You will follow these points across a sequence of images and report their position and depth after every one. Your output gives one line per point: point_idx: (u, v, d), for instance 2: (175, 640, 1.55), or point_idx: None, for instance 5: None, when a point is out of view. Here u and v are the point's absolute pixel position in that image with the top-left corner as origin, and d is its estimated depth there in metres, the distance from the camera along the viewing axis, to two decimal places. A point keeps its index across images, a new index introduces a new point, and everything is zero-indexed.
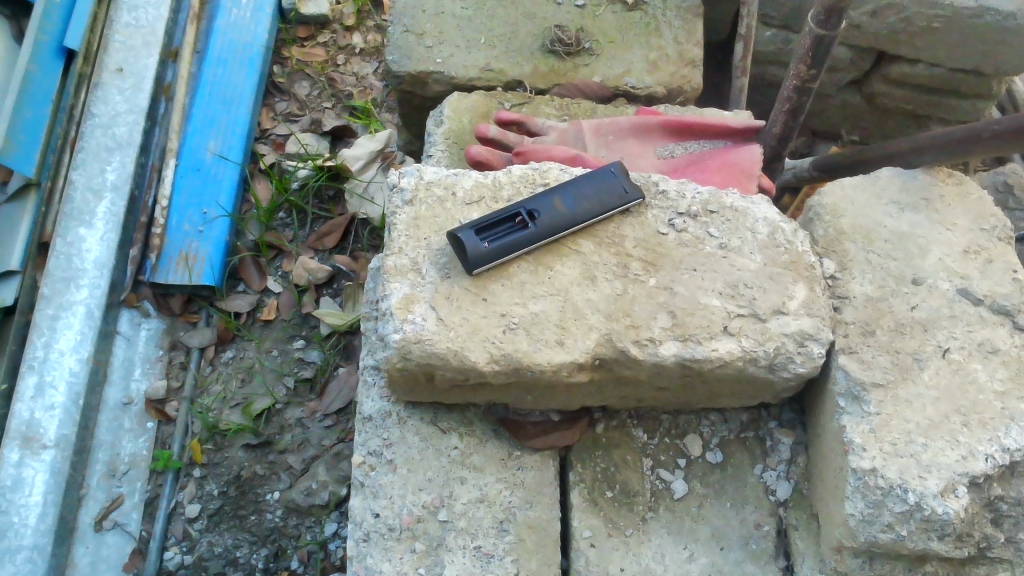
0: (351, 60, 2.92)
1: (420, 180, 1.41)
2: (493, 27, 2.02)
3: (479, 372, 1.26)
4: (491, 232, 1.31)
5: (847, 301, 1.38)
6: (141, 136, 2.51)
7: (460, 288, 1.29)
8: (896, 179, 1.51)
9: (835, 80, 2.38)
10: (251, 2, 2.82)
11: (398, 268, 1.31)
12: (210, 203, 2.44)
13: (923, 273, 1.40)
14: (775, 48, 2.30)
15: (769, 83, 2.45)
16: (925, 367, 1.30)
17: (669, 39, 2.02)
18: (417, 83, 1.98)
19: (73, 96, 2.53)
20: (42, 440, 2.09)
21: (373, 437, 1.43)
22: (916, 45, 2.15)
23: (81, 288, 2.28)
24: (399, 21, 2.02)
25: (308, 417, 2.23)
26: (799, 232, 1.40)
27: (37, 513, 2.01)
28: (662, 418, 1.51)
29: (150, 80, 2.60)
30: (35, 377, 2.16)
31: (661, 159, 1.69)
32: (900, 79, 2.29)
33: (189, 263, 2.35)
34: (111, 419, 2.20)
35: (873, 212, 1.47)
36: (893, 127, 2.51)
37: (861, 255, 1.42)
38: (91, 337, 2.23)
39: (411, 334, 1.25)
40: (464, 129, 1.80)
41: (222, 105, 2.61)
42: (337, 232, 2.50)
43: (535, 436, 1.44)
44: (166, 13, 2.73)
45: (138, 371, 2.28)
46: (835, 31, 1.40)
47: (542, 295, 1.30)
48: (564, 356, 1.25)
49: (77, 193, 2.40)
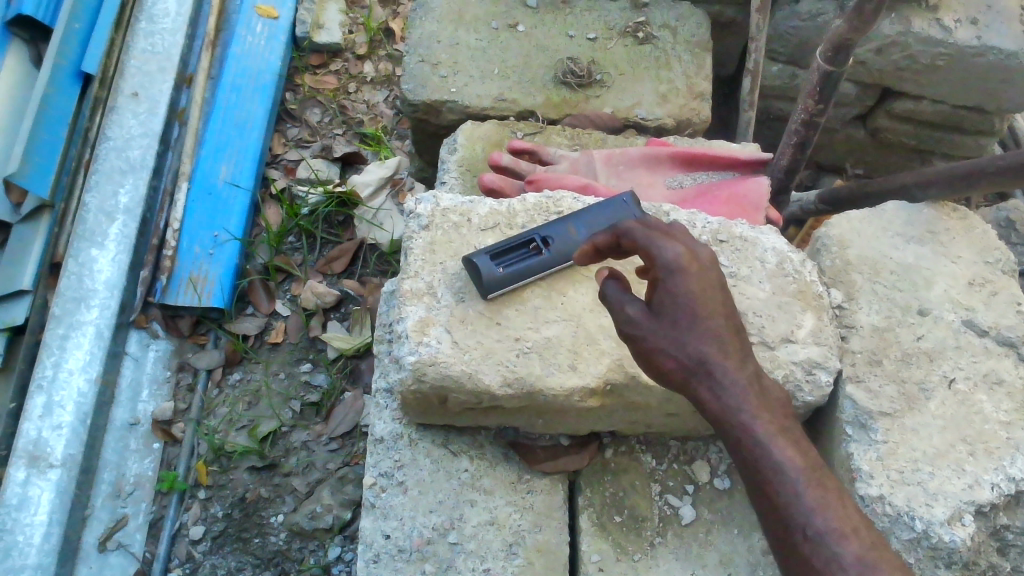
0: (362, 88, 2.95)
1: (436, 206, 1.43)
2: (506, 59, 2.05)
3: (492, 395, 1.28)
4: (507, 258, 1.33)
5: (854, 331, 1.40)
6: (154, 159, 2.55)
7: (475, 312, 1.32)
8: (901, 212, 1.54)
9: (840, 115, 2.42)
10: (265, 30, 2.88)
11: (415, 291, 1.33)
12: (221, 227, 2.48)
13: (929, 304, 1.42)
14: (782, 83, 2.29)
15: (775, 117, 2.47)
16: (932, 397, 1.32)
17: (678, 72, 2.04)
18: (431, 111, 2.01)
19: (88, 119, 2.58)
20: (49, 459, 2.12)
21: (384, 459, 1.45)
22: (920, 82, 2.18)
23: (92, 308, 2.32)
24: (414, 51, 2.05)
25: (313, 440, 2.25)
26: (806, 262, 1.43)
27: (41, 532, 2.03)
28: (671, 444, 1.53)
29: (164, 104, 2.65)
30: (43, 397, 2.19)
31: (670, 190, 1.74)
32: (904, 114, 2.32)
33: (198, 286, 2.38)
34: (118, 439, 2.21)
35: (879, 244, 1.50)
36: (897, 163, 2.54)
37: (868, 285, 1.45)
38: (100, 357, 2.26)
39: (426, 356, 1.27)
40: (478, 158, 1.84)
41: (234, 130, 2.65)
42: (346, 257, 2.54)
43: (545, 460, 1.46)
44: (181, 40, 2.79)
45: (145, 393, 2.29)
46: (842, 67, 1.44)
47: (555, 320, 1.33)
48: (576, 380, 1.28)
49: (89, 215, 2.45)
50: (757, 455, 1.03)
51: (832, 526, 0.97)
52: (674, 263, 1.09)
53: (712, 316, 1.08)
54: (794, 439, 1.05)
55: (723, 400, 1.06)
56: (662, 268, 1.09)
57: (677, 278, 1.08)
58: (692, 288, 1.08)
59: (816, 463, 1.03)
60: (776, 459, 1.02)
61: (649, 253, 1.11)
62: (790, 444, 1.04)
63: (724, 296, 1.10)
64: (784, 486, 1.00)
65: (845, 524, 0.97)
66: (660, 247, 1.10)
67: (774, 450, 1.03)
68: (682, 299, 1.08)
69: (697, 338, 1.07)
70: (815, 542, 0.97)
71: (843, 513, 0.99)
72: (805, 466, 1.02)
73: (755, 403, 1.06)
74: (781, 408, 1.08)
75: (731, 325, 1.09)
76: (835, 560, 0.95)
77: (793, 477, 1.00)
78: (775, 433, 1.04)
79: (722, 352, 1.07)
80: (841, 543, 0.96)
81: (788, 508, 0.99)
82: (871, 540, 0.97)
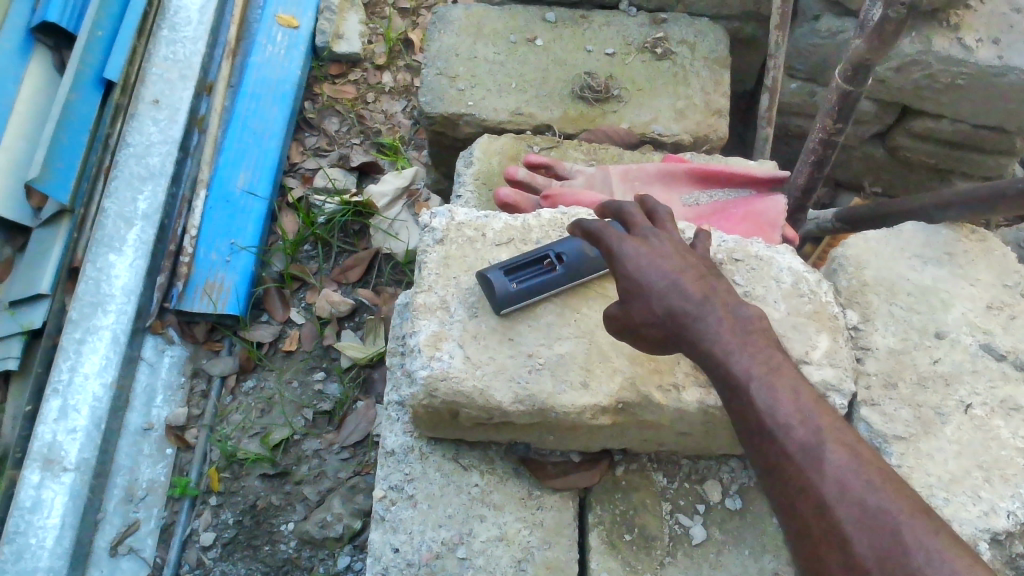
0: (380, 99, 2.95)
1: (451, 220, 1.44)
2: (524, 73, 2.05)
3: (503, 412, 1.28)
4: (520, 274, 1.32)
5: (869, 353, 1.39)
6: (173, 166, 2.57)
7: (488, 327, 1.32)
8: (919, 233, 1.53)
9: (859, 132, 2.40)
10: (286, 39, 2.89)
11: (428, 305, 1.33)
12: (238, 234, 2.50)
13: (946, 327, 1.41)
14: (801, 100, 2.29)
15: (793, 134, 2.46)
16: (948, 422, 1.31)
17: (696, 89, 2.04)
18: (449, 124, 2.02)
19: (109, 126, 2.60)
20: (63, 463, 2.13)
21: (394, 472, 1.45)
22: (940, 101, 2.16)
23: (108, 313, 2.33)
24: (432, 64, 2.06)
25: (325, 449, 2.25)
26: (822, 283, 1.42)
27: (54, 535, 2.04)
28: (682, 463, 1.52)
29: (184, 112, 2.67)
30: (58, 401, 2.21)
31: (687, 207, 1.73)
32: (924, 133, 2.30)
33: (213, 293, 2.39)
34: (132, 444, 2.23)
35: (896, 265, 1.49)
36: (917, 182, 2.52)
37: (884, 306, 1.44)
38: (116, 361, 2.28)
39: (438, 371, 1.27)
40: (494, 171, 1.84)
41: (253, 138, 2.67)
42: (361, 266, 2.54)
43: (556, 476, 1.45)
44: (203, 48, 2.82)
45: (160, 398, 2.30)
46: (861, 88, 1.44)
47: (568, 337, 1.32)
48: (588, 398, 1.27)
49: (108, 220, 2.47)
50: (719, 364, 1.06)
51: (786, 418, 0.98)
52: (623, 244, 1.16)
53: (668, 276, 1.12)
54: (756, 346, 1.07)
55: (684, 329, 1.10)
56: (614, 252, 1.16)
57: (628, 258, 1.14)
58: (643, 264, 1.13)
59: (779, 366, 1.04)
60: (733, 367, 1.04)
61: (604, 244, 1.18)
62: (750, 352, 1.06)
63: (679, 262, 1.15)
64: (740, 390, 1.03)
65: (795, 414, 0.98)
66: (614, 238, 1.17)
67: (735, 357, 1.05)
68: (634, 272, 1.13)
69: (654, 298, 1.11)
70: (768, 432, 0.98)
71: (798, 405, 1.00)
72: (762, 368, 1.04)
73: (716, 318, 1.09)
74: (752, 320, 1.10)
75: (689, 277, 1.13)
76: (784, 453, 0.96)
77: (745, 377, 1.03)
78: (737, 343, 1.07)
79: (682, 299, 1.10)
80: (789, 434, 0.97)
81: (745, 407, 1.02)
82: (825, 429, 0.97)
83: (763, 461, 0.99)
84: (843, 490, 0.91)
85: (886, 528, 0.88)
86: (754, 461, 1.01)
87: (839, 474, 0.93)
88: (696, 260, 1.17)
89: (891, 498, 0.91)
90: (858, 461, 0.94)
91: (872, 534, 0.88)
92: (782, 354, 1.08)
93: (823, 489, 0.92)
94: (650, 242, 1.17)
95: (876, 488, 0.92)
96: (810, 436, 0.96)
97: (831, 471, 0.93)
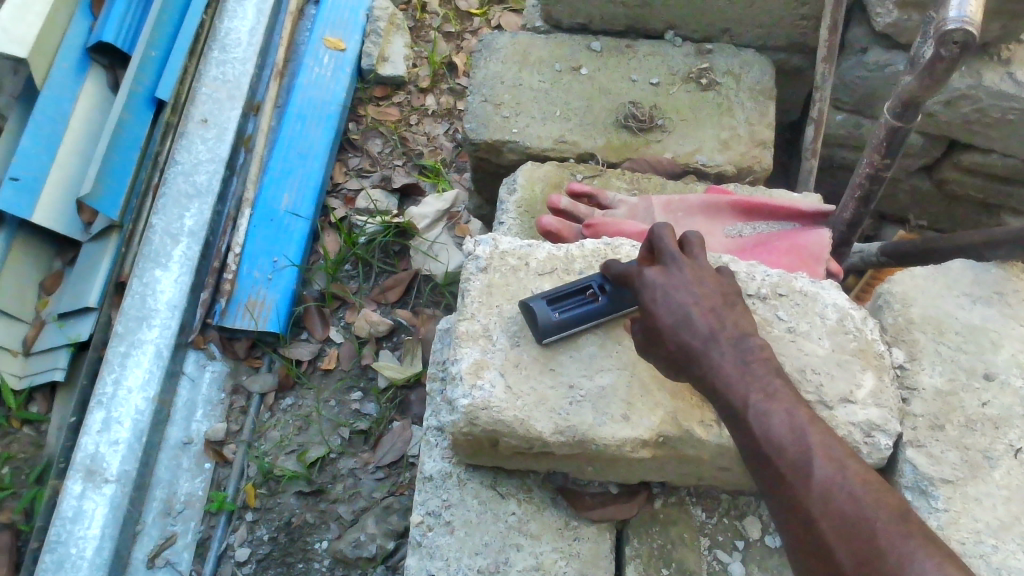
0: (423, 121, 2.98)
1: (495, 249, 1.45)
2: (569, 101, 2.07)
3: (543, 442, 1.28)
4: (563, 303, 1.32)
5: (916, 393, 1.37)
6: (219, 184, 2.62)
7: (529, 357, 1.32)
8: (968, 271, 1.51)
9: (905, 165, 2.38)
10: (332, 62, 2.94)
11: (471, 333, 1.34)
12: (280, 253, 2.53)
13: (995, 368, 1.38)
14: (846, 131, 2.27)
15: (838, 165, 2.44)
16: (996, 466, 1.29)
17: (741, 119, 2.03)
18: (493, 150, 2.04)
19: (159, 144, 2.66)
20: (104, 474, 2.17)
21: (432, 497, 1.46)
22: (989, 135, 2.13)
23: (152, 328, 2.38)
24: (478, 91, 2.08)
25: (360, 468, 2.27)
26: (868, 320, 1.40)
27: (93, 546, 2.08)
28: (722, 497, 1.50)
29: (232, 132, 2.71)
30: (101, 413, 2.25)
31: (729, 238, 1.72)
32: (972, 167, 2.27)
33: (254, 310, 2.43)
34: (171, 458, 2.26)
35: (944, 303, 1.47)
36: (963, 216, 2.48)
37: (931, 345, 1.42)
38: (158, 376, 2.31)
39: (479, 400, 1.28)
40: (537, 199, 1.86)
41: (298, 158, 2.71)
42: (400, 287, 2.57)
43: (592, 507, 1.45)
44: (251, 69, 2.86)
45: (199, 413, 2.34)
46: (911, 124, 1.42)
47: (609, 369, 1.32)
48: (628, 431, 1.27)
49: (156, 236, 2.51)
50: (721, 394, 1.12)
51: (779, 439, 1.05)
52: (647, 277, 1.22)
53: (682, 308, 1.17)
54: (756, 375, 1.11)
55: (692, 363, 1.16)
56: (638, 287, 1.23)
57: (648, 290, 1.21)
58: (660, 296, 1.19)
59: (776, 392, 1.10)
60: (732, 398, 1.10)
61: (632, 282, 1.25)
62: (749, 381, 1.11)
63: (694, 292, 1.19)
64: (740, 419, 1.09)
65: (788, 435, 1.05)
66: (637, 273, 1.24)
67: (735, 387, 1.11)
68: (653, 304, 1.20)
69: (667, 332, 1.18)
70: (764, 455, 1.06)
71: (791, 427, 1.05)
72: (758, 396, 1.09)
73: (718, 351, 1.14)
74: (756, 349, 1.14)
75: (701, 310, 1.17)
76: (778, 474, 1.04)
77: (743, 406, 1.09)
78: (737, 374, 1.12)
79: (691, 333, 1.16)
80: (781, 456, 1.04)
81: (745, 434, 1.09)
82: (814, 446, 1.03)
83: (763, 481, 1.06)
84: (826, 504, 0.99)
85: (862, 534, 0.96)
86: (757, 481, 1.08)
87: (824, 488, 1.00)
88: (717, 286, 1.21)
89: (871, 506, 0.97)
90: (847, 475, 1.00)
91: (851, 545, 0.95)
92: (783, 380, 1.12)
93: (811, 507, 0.99)
94: (671, 270, 1.22)
95: (859, 498, 0.98)
96: (799, 455, 1.03)
97: (820, 488, 1.00)
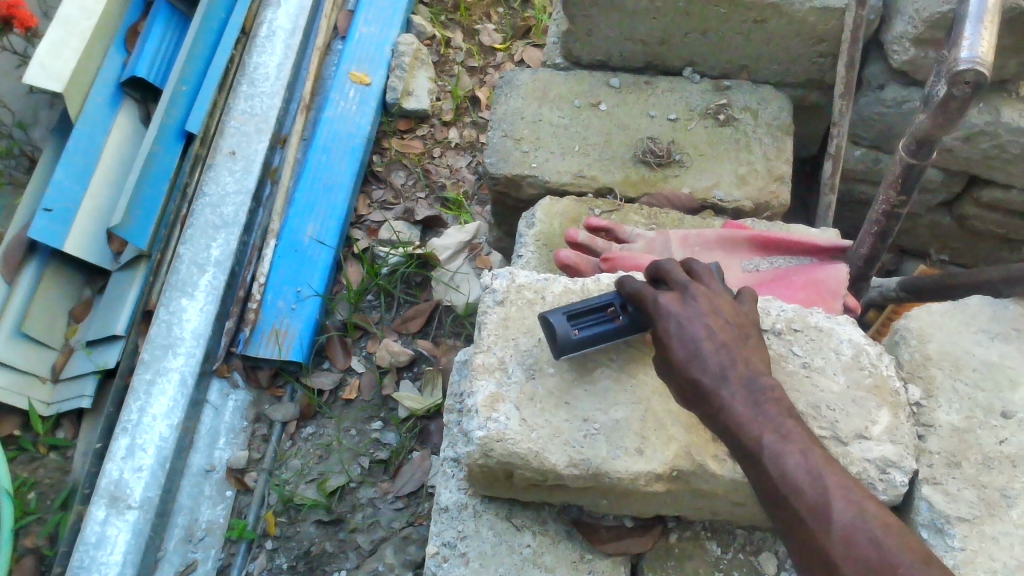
0: (446, 154, 3.03)
1: (512, 282, 1.47)
2: (587, 136, 2.10)
3: (557, 475, 1.29)
4: (583, 320, 1.32)
5: (932, 430, 1.37)
6: (246, 215, 2.66)
7: (544, 390, 1.34)
8: (985, 308, 1.51)
9: (924, 200, 2.38)
10: (357, 96, 3.00)
11: (487, 365, 1.36)
12: (304, 283, 2.57)
13: (1013, 406, 1.38)
14: (865, 167, 2.28)
15: (857, 200, 2.44)
16: (1013, 505, 1.28)
17: (758, 155, 2.05)
18: (512, 185, 2.07)
19: (188, 175, 2.71)
20: (128, 501, 2.20)
21: (447, 528, 1.47)
22: (1008, 172, 2.13)
23: (178, 356, 2.41)
24: (498, 127, 2.12)
25: (379, 497, 2.28)
26: (883, 355, 1.40)
27: (115, 572, 2.10)
28: (737, 533, 1.50)
29: (259, 164, 2.77)
30: (126, 439, 2.28)
31: (746, 273, 1.74)
32: (992, 203, 2.27)
33: (279, 339, 2.46)
34: (194, 485, 2.29)
35: (961, 339, 1.47)
36: (985, 250, 2.47)
37: (948, 382, 1.41)
38: (182, 404, 2.35)
39: (494, 432, 1.29)
40: (555, 233, 1.89)
41: (323, 190, 2.76)
42: (421, 317, 2.59)
43: (607, 541, 1.45)
44: (279, 102, 2.92)
45: (222, 441, 2.37)
46: (926, 161, 1.43)
47: (624, 403, 1.33)
48: (642, 465, 1.28)
49: (183, 266, 2.56)
50: (734, 434, 1.15)
51: (795, 480, 1.07)
52: (661, 306, 1.26)
53: (695, 342, 1.21)
54: (769, 416, 1.14)
55: (706, 400, 1.18)
56: (653, 311, 1.27)
57: (663, 319, 1.25)
58: (674, 326, 1.24)
59: (789, 432, 1.12)
60: (745, 438, 1.13)
61: (646, 304, 1.28)
62: (762, 421, 1.13)
63: (706, 324, 1.23)
64: (755, 459, 1.12)
65: (804, 477, 1.07)
66: (651, 294, 1.28)
67: (747, 427, 1.14)
68: (667, 333, 1.24)
69: (680, 366, 1.21)
70: (781, 496, 1.08)
71: (807, 468, 1.07)
72: (772, 436, 1.11)
73: (729, 390, 1.16)
74: (766, 388, 1.17)
75: (713, 344, 1.21)
76: (795, 515, 1.06)
77: (757, 446, 1.12)
78: (748, 413, 1.14)
79: (702, 370, 1.19)
80: (798, 498, 1.06)
81: (761, 476, 1.11)
82: (830, 486, 1.05)
83: (783, 522, 1.08)
84: (848, 549, 1.00)
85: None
86: (775, 521, 1.10)
87: (844, 532, 1.01)
88: (728, 319, 1.25)
89: (897, 555, 0.99)
90: (865, 517, 1.02)
91: None
92: (795, 419, 1.14)
93: (830, 550, 1.01)
94: (686, 300, 1.26)
95: (881, 544, 1.00)
96: (819, 497, 1.05)
97: (840, 532, 1.02)
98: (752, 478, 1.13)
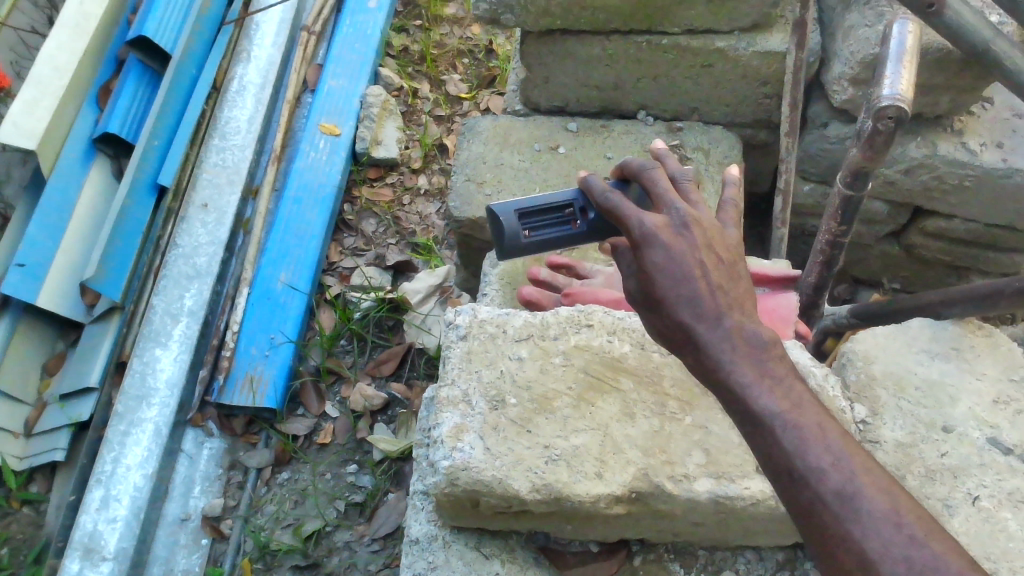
0: (415, 201, 3.09)
1: (474, 318, 1.52)
2: (547, 178, 2.18)
3: (521, 501, 1.33)
4: (536, 220, 1.28)
5: (878, 446, 1.43)
6: (218, 265, 2.72)
7: (507, 419, 1.39)
8: (926, 329, 1.59)
9: (873, 232, 2.48)
10: (327, 146, 3.07)
11: (451, 398, 1.42)
12: (277, 330, 2.61)
13: (953, 421, 1.46)
14: (814, 200, 2.37)
15: (810, 233, 2.54)
16: (955, 514, 1.35)
17: (711, 192, 2.13)
18: (476, 227, 2.15)
19: (161, 228, 2.78)
20: (102, 552, 2.21)
21: (419, 559, 1.50)
22: (949, 203, 2.23)
23: (152, 406, 2.44)
24: (462, 171, 2.20)
25: (355, 540, 2.30)
26: (829, 377, 1.47)
27: None
28: (699, 554, 1.55)
29: (231, 215, 2.83)
30: (100, 491, 2.30)
31: None
32: (937, 232, 2.37)
33: (253, 386, 2.50)
34: (168, 534, 2.30)
35: (904, 360, 1.54)
36: (934, 278, 2.57)
37: (892, 401, 1.48)
38: (156, 454, 2.37)
39: (459, 461, 1.34)
40: (518, 271, 1.96)
41: (294, 239, 2.82)
42: (394, 360, 2.64)
43: (574, 565, 1.50)
44: (250, 155, 3.00)
45: (197, 489, 2.39)
46: (862, 192, 1.52)
47: (583, 429, 1.39)
48: (602, 488, 1.33)
49: (156, 317, 2.60)
50: (740, 400, 1.05)
51: (817, 462, 0.98)
52: (644, 231, 1.10)
53: (688, 280, 1.08)
54: (778, 380, 1.05)
55: (699, 353, 1.09)
56: (636, 233, 1.11)
57: (649, 248, 1.10)
58: (660, 257, 1.09)
59: (804, 404, 1.03)
60: (755, 407, 1.03)
61: (624, 219, 1.13)
62: (771, 387, 1.04)
63: (698, 259, 1.09)
64: (764, 429, 1.02)
65: (827, 459, 0.98)
66: (633, 213, 1.12)
67: (755, 394, 1.04)
68: (653, 269, 1.10)
69: (668, 307, 1.10)
70: (799, 477, 0.98)
71: (829, 449, 0.98)
72: (785, 406, 1.02)
73: (728, 349, 1.07)
74: (770, 346, 1.08)
75: (708, 285, 1.09)
76: (819, 500, 0.96)
77: (769, 417, 1.02)
78: (756, 378, 1.05)
79: (695, 315, 1.08)
80: (822, 482, 0.96)
81: (771, 450, 1.01)
82: (858, 471, 0.97)
83: (795, 505, 0.99)
84: (887, 548, 0.91)
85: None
86: (782, 497, 1.01)
87: (877, 526, 0.93)
88: (723, 255, 1.11)
89: (939, 554, 0.90)
90: (900, 512, 0.94)
91: None
92: (804, 386, 1.06)
93: (865, 546, 0.92)
94: (673, 224, 1.11)
95: (920, 542, 0.91)
96: (846, 482, 0.96)
97: (872, 525, 0.93)
98: (756, 449, 1.04)
